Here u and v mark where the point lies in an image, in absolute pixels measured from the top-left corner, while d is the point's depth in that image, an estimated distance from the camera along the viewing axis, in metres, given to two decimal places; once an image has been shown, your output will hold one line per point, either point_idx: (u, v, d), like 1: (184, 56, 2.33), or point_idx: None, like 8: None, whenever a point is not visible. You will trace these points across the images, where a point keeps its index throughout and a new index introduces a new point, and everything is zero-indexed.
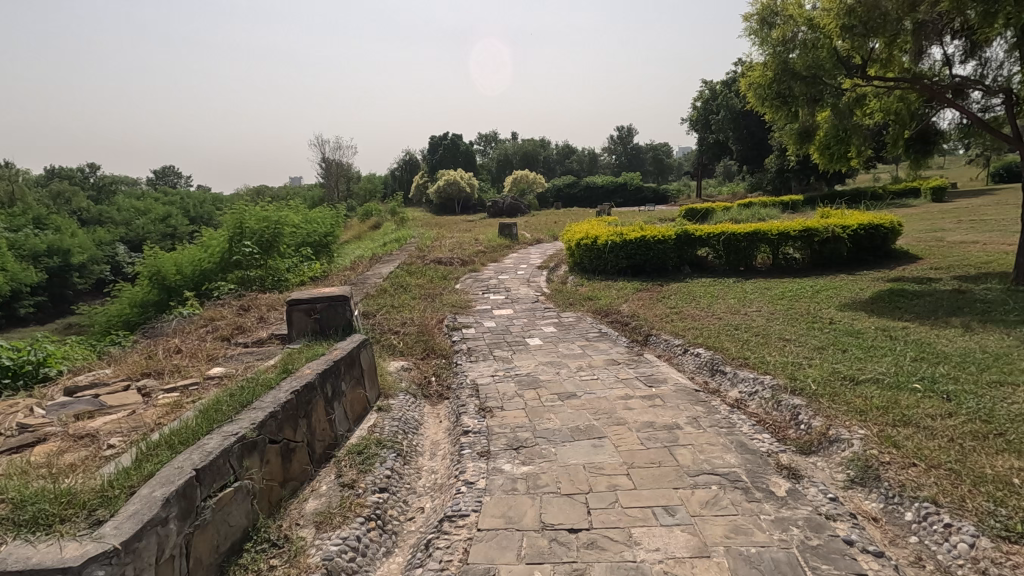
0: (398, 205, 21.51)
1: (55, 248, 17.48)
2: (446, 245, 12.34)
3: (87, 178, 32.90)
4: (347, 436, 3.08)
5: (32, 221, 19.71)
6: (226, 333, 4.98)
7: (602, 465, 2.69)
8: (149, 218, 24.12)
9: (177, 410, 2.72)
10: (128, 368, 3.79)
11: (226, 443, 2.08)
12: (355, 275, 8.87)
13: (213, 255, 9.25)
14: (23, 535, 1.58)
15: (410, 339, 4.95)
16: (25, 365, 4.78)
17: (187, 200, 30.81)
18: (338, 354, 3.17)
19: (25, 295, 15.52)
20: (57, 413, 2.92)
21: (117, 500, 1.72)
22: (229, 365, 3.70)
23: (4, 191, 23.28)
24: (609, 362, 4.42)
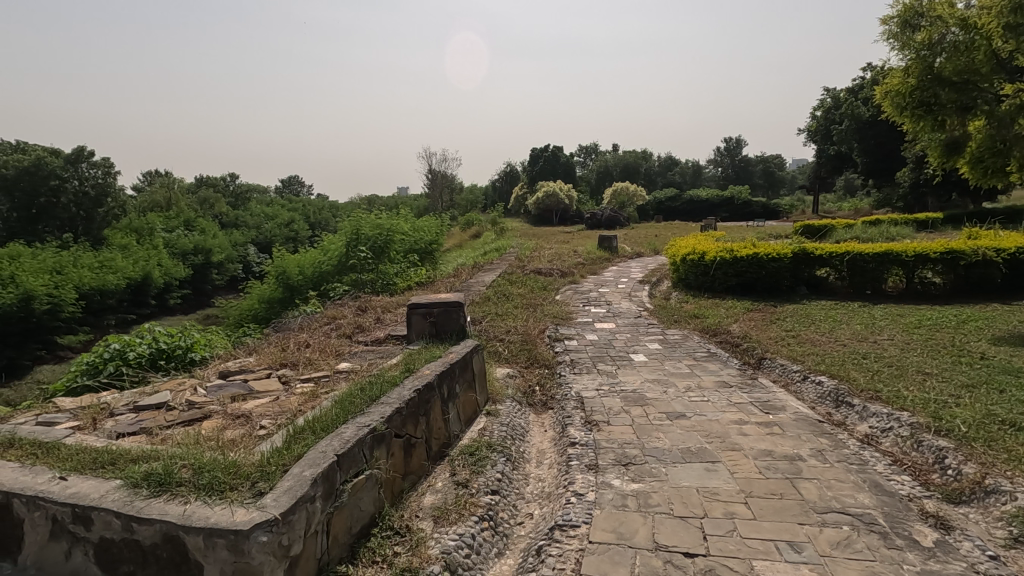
0: (498, 215, 22.04)
1: (200, 248, 19.82)
2: (545, 256, 12.48)
3: (229, 186, 37.05)
4: (459, 436, 3.22)
5: (184, 223, 22.53)
6: (348, 331, 5.39)
7: (717, 491, 2.59)
8: (276, 223, 26.64)
9: (315, 399, 3.01)
10: (267, 358, 4.24)
11: (361, 433, 2.26)
12: (460, 282, 9.22)
13: (332, 258, 10.06)
14: (201, 497, 1.82)
15: (515, 347, 5.06)
16: (176, 349, 5.48)
17: (309, 207, 33.63)
18: (453, 357, 3.33)
19: (175, 287, 17.72)
20: (216, 393, 3.35)
21: (274, 476, 1.93)
22: (354, 362, 4.00)
23: (163, 195, 26.78)
24: (720, 384, 4.24)
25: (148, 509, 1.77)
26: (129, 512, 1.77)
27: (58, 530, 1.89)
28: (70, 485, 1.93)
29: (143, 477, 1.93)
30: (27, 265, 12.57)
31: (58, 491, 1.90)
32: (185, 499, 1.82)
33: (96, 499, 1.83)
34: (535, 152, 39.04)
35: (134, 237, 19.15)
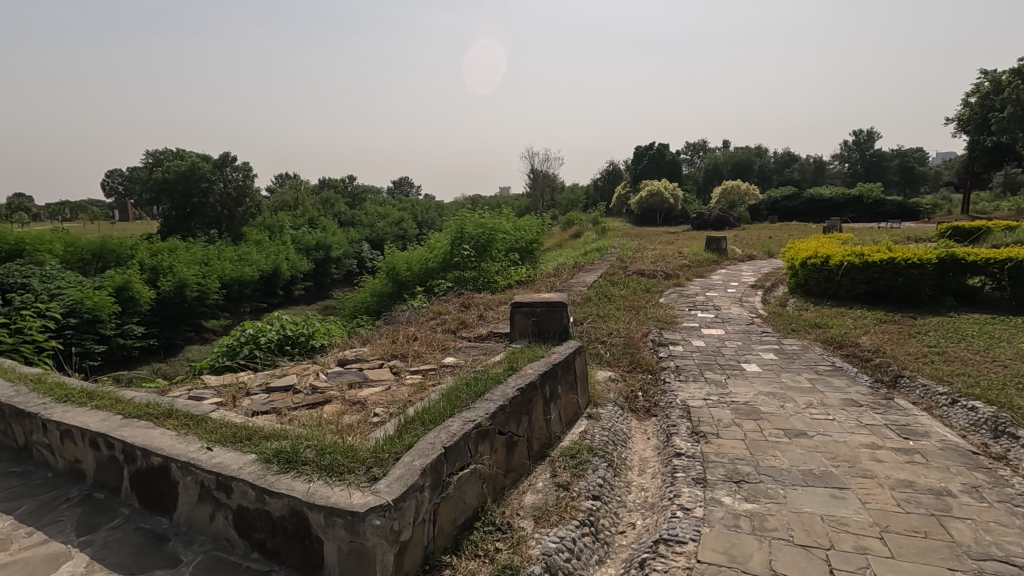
0: (600, 214, 21.71)
1: (321, 244, 21.57)
2: (648, 257, 12.12)
3: (347, 187, 39.96)
4: (559, 437, 3.19)
5: (308, 221, 24.64)
6: (452, 326, 5.57)
7: (846, 521, 2.33)
8: (387, 221, 28.30)
9: (423, 391, 3.13)
10: (379, 349, 4.49)
11: (466, 428, 2.31)
12: (560, 281, 9.20)
13: (438, 256, 10.48)
14: (322, 477, 1.96)
15: (617, 350, 4.94)
16: (300, 336, 5.98)
17: (416, 206, 35.35)
18: (556, 357, 3.31)
19: (298, 280, 19.43)
20: (335, 379, 3.61)
21: (387, 463, 2.02)
22: (459, 357, 4.12)
23: (291, 195, 29.47)
24: (848, 402, 3.84)
25: (279, 484, 1.93)
26: (261, 484, 1.94)
27: (204, 494, 2.13)
28: (215, 455, 2.16)
29: (273, 453, 2.11)
30: (182, 257, 14.40)
31: (205, 459, 2.13)
32: (309, 477, 1.96)
33: (236, 470, 2.03)
34: (638, 150, 38.00)
35: (266, 234, 21.26)
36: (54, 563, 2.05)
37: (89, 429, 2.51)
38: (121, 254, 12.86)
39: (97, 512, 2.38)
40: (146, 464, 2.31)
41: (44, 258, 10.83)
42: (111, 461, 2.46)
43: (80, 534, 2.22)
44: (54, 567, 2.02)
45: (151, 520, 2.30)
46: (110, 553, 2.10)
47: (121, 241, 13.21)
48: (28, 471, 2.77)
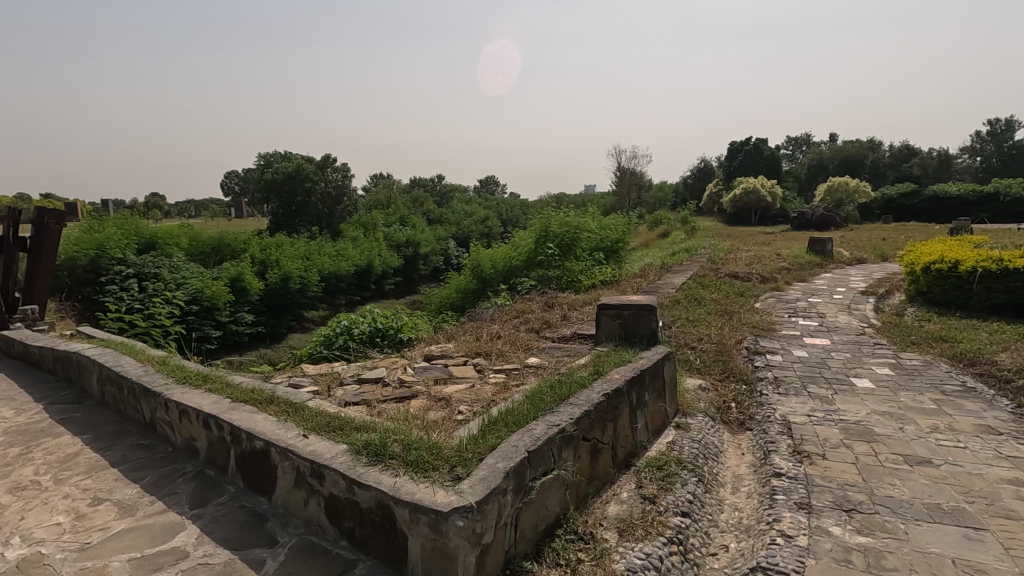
0: (690, 213, 20.79)
1: (411, 241, 22.43)
2: (742, 259, 11.43)
3: (436, 186, 41.34)
4: (646, 447, 3.05)
5: (400, 219, 25.71)
6: (536, 326, 5.54)
7: (984, 568, 2.03)
8: (473, 219, 28.89)
9: (507, 391, 3.12)
10: (464, 345, 4.55)
11: (550, 432, 2.25)
12: (647, 282, 8.90)
13: (522, 254, 10.53)
14: (408, 472, 1.98)
15: (709, 357, 4.67)
16: (390, 330, 6.22)
17: (502, 205, 35.81)
18: (644, 363, 3.18)
19: (389, 275, 20.32)
20: (421, 374, 3.70)
21: (471, 463, 2.01)
22: (542, 358, 4.08)
23: (384, 194, 30.91)
24: (984, 429, 3.36)
25: (367, 476, 1.98)
26: (352, 475, 2.00)
27: (299, 480, 2.23)
28: (310, 443, 2.27)
29: (363, 445, 2.18)
30: (287, 252, 15.51)
31: (301, 446, 2.24)
32: (395, 472, 2.00)
33: (328, 459, 2.11)
34: (733, 146, 36.06)
35: (361, 230, 22.41)
36: (170, 532, 2.24)
37: (203, 410, 2.73)
38: (235, 248, 14.08)
39: (207, 488, 2.58)
40: (250, 446, 2.47)
41: (173, 251, 12.08)
42: (220, 442, 2.66)
43: (193, 507, 2.41)
44: (170, 536, 2.21)
45: (253, 500, 2.46)
46: (217, 527, 2.26)
47: (236, 236, 14.48)
48: (153, 445, 3.06)
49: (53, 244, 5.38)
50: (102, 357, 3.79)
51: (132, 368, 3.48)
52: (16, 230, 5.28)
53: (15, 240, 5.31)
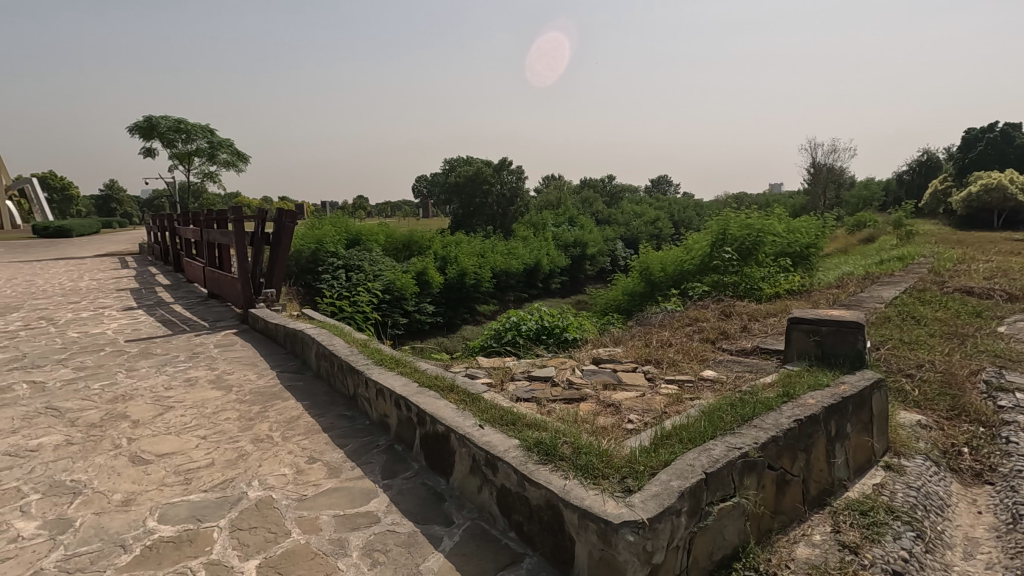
0: (905, 214, 17.66)
1: (579, 241, 22.66)
2: (980, 270, 9.37)
3: (606, 187, 41.26)
4: (846, 485, 2.65)
5: (569, 220, 26.13)
6: (711, 336, 5.17)
7: None
8: (643, 221, 28.15)
9: (680, 405, 2.95)
10: (632, 351, 4.42)
11: (731, 455, 2.06)
12: (846, 294, 7.76)
13: (695, 258, 9.96)
14: (577, 477, 1.97)
15: (931, 390, 3.89)
16: (556, 328, 6.32)
17: (674, 206, 34.29)
18: (847, 389, 2.76)
19: (556, 274, 20.72)
20: (590, 377, 3.69)
21: (642, 476, 1.93)
22: (720, 372, 3.78)
23: (555, 196, 31.70)
24: None
25: (538, 474, 2.02)
26: (523, 470, 2.05)
27: (475, 467, 2.36)
28: (485, 434, 2.39)
29: (534, 443, 2.23)
30: (465, 249, 16.70)
31: (477, 436, 2.37)
32: (564, 474, 2.00)
33: (502, 452, 2.20)
34: (969, 133, 29.78)
35: (532, 230, 23.19)
36: (366, 496, 2.54)
37: (395, 391, 3.04)
38: (422, 245, 15.59)
39: (396, 462, 2.87)
40: (432, 429, 2.69)
41: (373, 246, 13.82)
42: (408, 422, 2.94)
43: (384, 477, 2.71)
44: (365, 500, 2.51)
45: (433, 479, 2.67)
46: (403, 499, 2.50)
47: (422, 234, 16.03)
48: (354, 416, 3.50)
49: (288, 239, 6.47)
50: (319, 335, 4.46)
51: (340, 348, 4.04)
52: (264, 226, 6.48)
53: (262, 235, 6.51)
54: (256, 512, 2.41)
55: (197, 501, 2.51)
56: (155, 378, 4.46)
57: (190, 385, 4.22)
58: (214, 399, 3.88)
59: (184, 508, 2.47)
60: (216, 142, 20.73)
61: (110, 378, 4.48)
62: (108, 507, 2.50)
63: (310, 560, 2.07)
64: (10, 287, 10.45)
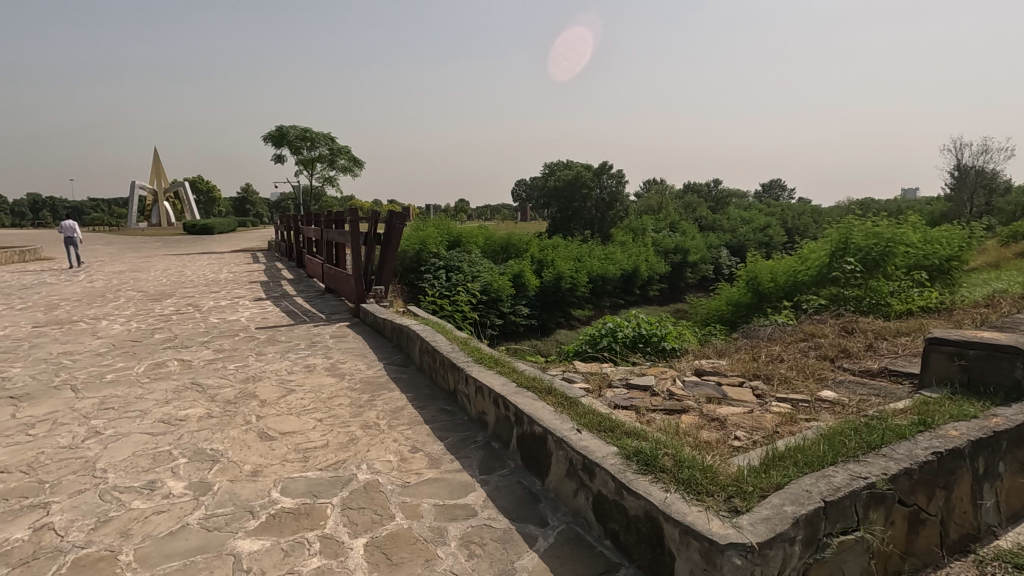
0: None
1: (680, 248, 21.88)
2: None
3: (711, 193, 39.53)
4: (995, 532, 2.32)
5: (670, 226, 25.32)
6: (830, 353, 4.75)
7: None
8: (751, 227, 26.55)
9: (794, 425, 2.74)
10: (739, 364, 4.18)
11: (854, 485, 1.88)
12: (997, 313, 6.79)
13: (811, 269, 9.22)
14: (679, 490, 1.90)
15: None
16: (653, 337, 6.12)
17: (787, 212, 31.97)
18: (1000, 423, 2.41)
19: (654, 281, 20.10)
20: (693, 389, 3.54)
21: (751, 497, 1.82)
22: (841, 393, 3.46)
23: (656, 201, 30.87)
24: None
25: (637, 484, 1.97)
26: (622, 479, 2.01)
27: (571, 471, 2.35)
28: (583, 438, 2.38)
29: (633, 452, 2.18)
30: (561, 253, 16.71)
31: (575, 440, 2.36)
32: (665, 487, 1.94)
33: (600, 458, 2.17)
34: None
35: (630, 236, 22.69)
36: (464, 489, 2.62)
37: (494, 390, 3.11)
38: (519, 248, 15.84)
39: (493, 458, 2.93)
40: (530, 429, 2.72)
41: (472, 248, 14.24)
42: (506, 420, 3.00)
43: (481, 472, 2.78)
44: (464, 492, 2.59)
45: (528, 479, 2.69)
46: (499, 495, 2.56)
47: (520, 238, 16.29)
48: (453, 411, 3.63)
49: (397, 239, 6.84)
50: (423, 332, 4.67)
51: (443, 345, 4.20)
52: (376, 227, 6.90)
53: (375, 235, 6.94)
54: (364, 494, 2.57)
55: (314, 478, 2.74)
56: (280, 363, 4.91)
57: (308, 372, 4.60)
58: (329, 386, 4.20)
59: (302, 483, 2.70)
60: (336, 149, 22.45)
61: (243, 361, 5.01)
62: (240, 475, 2.80)
63: (411, 544, 2.17)
64: (166, 277, 12.03)
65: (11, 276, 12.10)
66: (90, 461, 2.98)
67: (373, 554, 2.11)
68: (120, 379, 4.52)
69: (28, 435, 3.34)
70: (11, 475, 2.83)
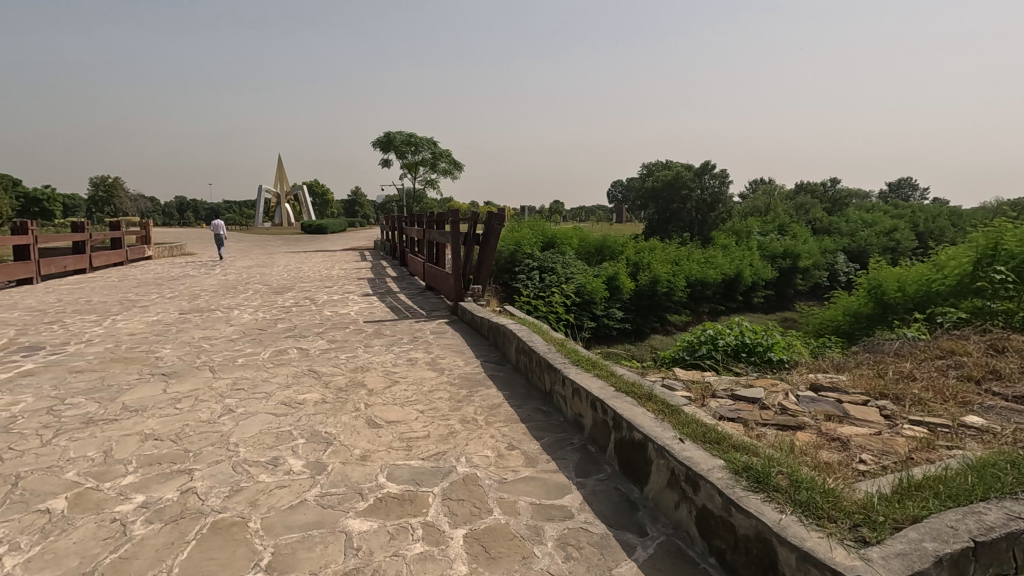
0: None
1: (789, 252, 20.38)
2: None
3: (826, 193, 36.44)
4: None
5: (778, 229, 23.69)
6: (974, 374, 4.18)
7: None
8: (874, 230, 24.08)
9: (932, 452, 2.45)
10: (861, 381, 3.80)
11: (1013, 526, 1.64)
12: None
13: (949, 278, 8.18)
14: (796, 512, 1.77)
15: None
16: (757, 346, 5.74)
17: (919, 214, 28.65)
18: None
19: (760, 287, 18.86)
20: (809, 405, 3.27)
21: (882, 528, 1.64)
22: (989, 419, 3.03)
23: (763, 203, 29.00)
24: None
25: (747, 501, 1.85)
26: (731, 494, 1.90)
27: (673, 482, 2.27)
28: (687, 448, 2.28)
29: (743, 468, 2.05)
30: (658, 256, 16.19)
31: (678, 450, 2.27)
32: (780, 507, 1.80)
33: (705, 471, 2.07)
34: None
35: (733, 239, 21.49)
36: (561, 490, 2.62)
37: (592, 393, 3.07)
38: (614, 250, 15.58)
39: (589, 462, 2.90)
40: (628, 436, 2.66)
41: (567, 250, 14.19)
42: (603, 424, 2.95)
43: (578, 475, 2.76)
44: (560, 493, 2.58)
45: (626, 486, 2.63)
46: (596, 500, 2.52)
47: (616, 240, 16.04)
48: (549, 412, 3.64)
49: (495, 240, 6.98)
50: (520, 332, 4.73)
51: (540, 345, 4.22)
52: (475, 228, 7.08)
53: (474, 235, 7.13)
54: (463, 486, 2.65)
55: (417, 467, 2.86)
56: (385, 355, 5.20)
57: (411, 365, 4.82)
58: (430, 380, 4.38)
59: (406, 470, 2.84)
60: (438, 152, 23.36)
61: (352, 351, 5.36)
62: (350, 459, 2.99)
63: (509, 540, 2.20)
64: (286, 272, 13.18)
65: (163, 269, 13.84)
66: (225, 436, 3.33)
67: (472, 545, 2.16)
68: (249, 364, 5.02)
69: (176, 409, 3.80)
70: (162, 442, 3.23)
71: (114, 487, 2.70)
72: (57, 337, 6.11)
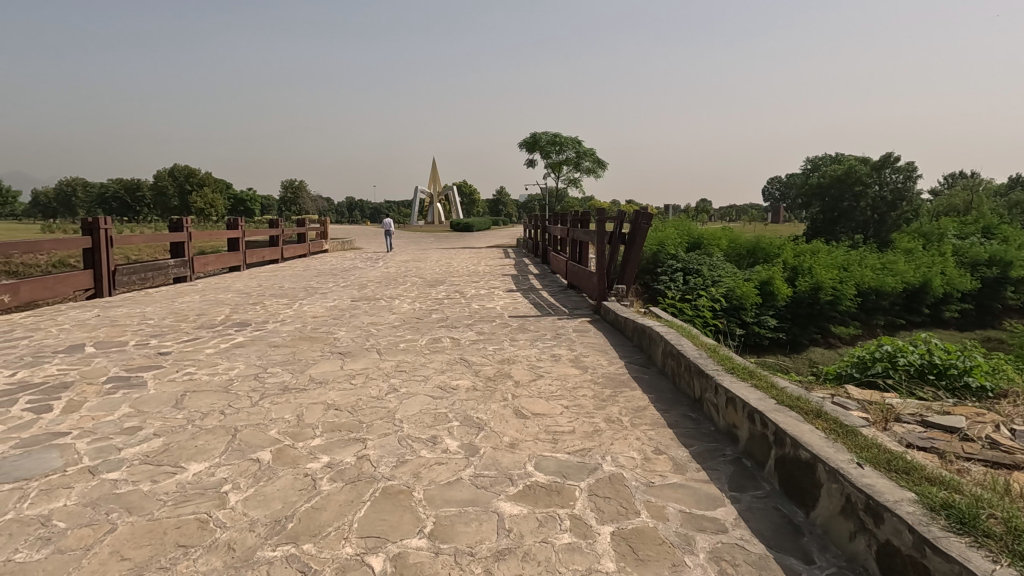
0: None
1: (996, 258, 17.07)
2: None
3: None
4: None
5: (983, 232, 19.98)
6: None
7: None
8: None
9: None
10: None
11: None
12: None
13: None
14: (1015, 565, 1.50)
15: None
16: (950, 368, 4.91)
17: None
18: None
19: (954, 299, 16.06)
20: None
21: None
22: None
23: (962, 200, 24.65)
24: None
25: (947, 543, 1.61)
26: (924, 533, 1.67)
27: (849, 509, 2.04)
28: (866, 475, 2.04)
29: (941, 505, 1.79)
30: (822, 260, 14.58)
31: (855, 475, 2.04)
32: (993, 557, 1.54)
33: (892, 503, 1.84)
34: None
35: (920, 243, 18.56)
36: (712, 501, 2.50)
37: (750, 404, 2.88)
38: (769, 253, 14.34)
39: (744, 477, 2.72)
40: (793, 454, 2.45)
41: (715, 251, 13.39)
42: (762, 438, 2.75)
43: (731, 488, 2.61)
44: (712, 505, 2.47)
45: (788, 507, 2.43)
46: (753, 517, 2.36)
47: (772, 241, 14.76)
48: (699, 420, 3.48)
49: (642, 239, 6.81)
50: (668, 334, 4.59)
51: (689, 349, 4.05)
52: (621, 226, 6.99)
53: (619, 234, 7.04)
54: (610, 484, 2.65)
55: (563, 460, 2.93)
56: (530, 350, 5.37)
57: (555, 361, 4.92)
58: (574, 377, 4.43)
59: (552, 462, 2.91)
60: (582, 151, 23.35)
61: (499, 344, 5.61)
62: (500, 445, 3.15)
63: (658, 544, 2.16)
64: (438, 266, 14.19)
65: (337, 260, 15.68)
66: (392, 412, 3.71)
67: (619, 544, 2.16)
68: (409, 349, 5.51)
69: (351, 384, 4.32)
70: (341, 413, 3.68)
71: (307, 446, 3.15)
72: (260, 315, 7.26)
